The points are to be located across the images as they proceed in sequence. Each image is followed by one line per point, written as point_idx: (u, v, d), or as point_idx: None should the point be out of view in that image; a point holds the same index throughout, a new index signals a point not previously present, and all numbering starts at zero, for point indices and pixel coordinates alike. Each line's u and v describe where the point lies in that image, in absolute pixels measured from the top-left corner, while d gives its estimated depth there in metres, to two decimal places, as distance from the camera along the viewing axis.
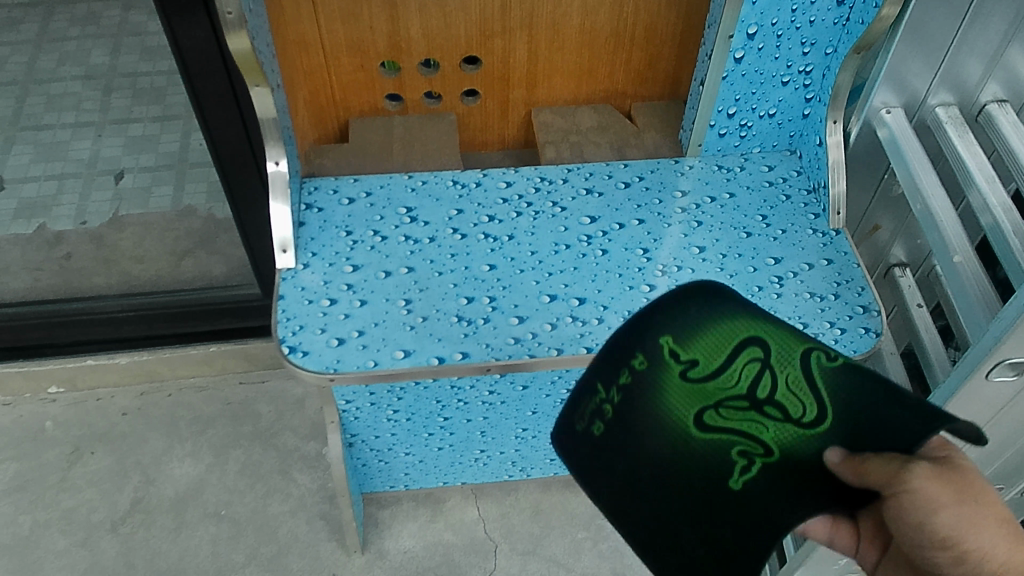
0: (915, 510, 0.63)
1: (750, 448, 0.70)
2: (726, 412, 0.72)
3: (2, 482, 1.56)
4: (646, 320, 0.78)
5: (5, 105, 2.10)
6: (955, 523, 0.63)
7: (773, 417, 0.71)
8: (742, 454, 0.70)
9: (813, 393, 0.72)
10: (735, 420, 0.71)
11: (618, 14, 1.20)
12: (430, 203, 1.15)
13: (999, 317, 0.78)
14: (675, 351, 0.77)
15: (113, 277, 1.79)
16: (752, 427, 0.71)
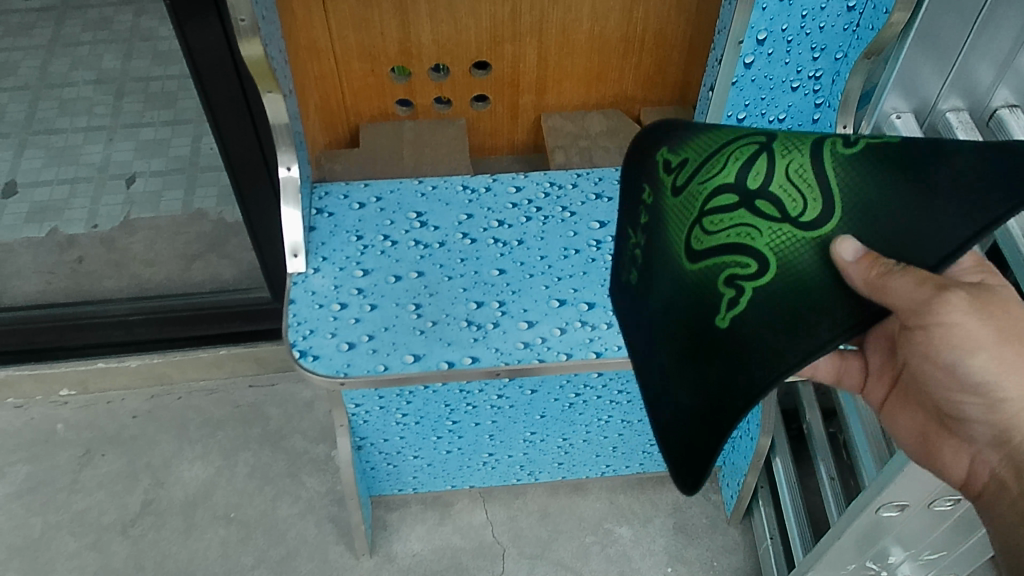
0: (953, 347, 0.68)
1: (737, 264, 0.72)
2: (716, 222, 0.74)
3: (13, 484, 1.57)
4: (657, 139, 0.82)
5: (18, 109, 2.11)
6: (987, 364, 0.67)
7: (768, 215, 0.71)
8: (728, 277, 0.73)
9: (816, 185, 0.70)
10: (726, 229, 0.73)
11: (628, 19, 1.20)
12: (440, 207, 1.15)
13: None
14: (669, 162, 0.80)
15: (124, 280, 1.80)
16: (741, 240, 0.72)
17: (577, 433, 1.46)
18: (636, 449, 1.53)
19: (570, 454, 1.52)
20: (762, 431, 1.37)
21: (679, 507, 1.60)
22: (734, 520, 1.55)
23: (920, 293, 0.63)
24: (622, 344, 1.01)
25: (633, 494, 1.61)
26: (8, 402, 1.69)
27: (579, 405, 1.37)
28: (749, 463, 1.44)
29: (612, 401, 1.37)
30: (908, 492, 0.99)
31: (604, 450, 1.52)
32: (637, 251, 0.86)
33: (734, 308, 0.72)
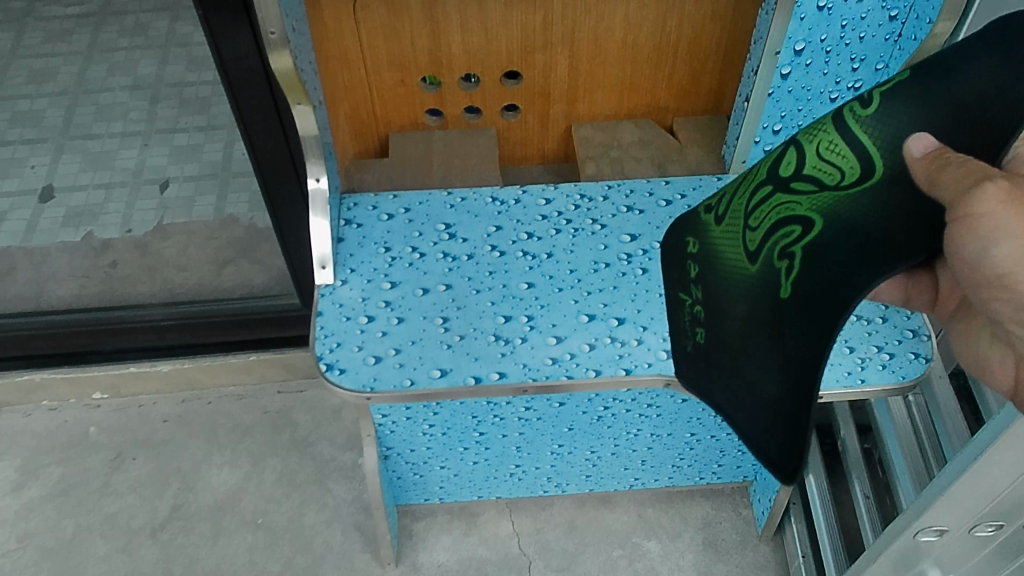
0: (974, 235, 0.56)
1: (781, 236, 0.71)
2: (760, 216, 0.74)
3: (46, 485, 1.59)
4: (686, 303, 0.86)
5: (55, 114, 2.15)
6: (1012, 255, 0.55)
7: (803, 189, 0.71)
8: (782, 250, 0.71)
9: (853, 152, 0.68)
10: (765, 219, 0.73)
11: (661, 28, 1.18)
12: (469, 219, 1.14)
13: (993, 421, 0.83)
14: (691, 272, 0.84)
15: (157, 285, 1.81)
16: (781, 215, 0.72)
17: (605, 446, 1.44)
18: (665, 463, 1.51)
19: (598, 467, 1.50)
20: None
21: (709, 522, 1.57)
22: (765, 537, 1.52)
23: (958, 181, 0.57)
24: (652, 361, 0.99)
25: (661, 508, 1.59)
26: (43, 404, 1.71)
27: (607, 419, 1.36)
28: (781, 479, 1.41)
29: (641, 415, 1.36)
30: (948, 519, 0.96)
31: (633, 463, 1.50)
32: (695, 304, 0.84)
33: (797, 275, 0.69)
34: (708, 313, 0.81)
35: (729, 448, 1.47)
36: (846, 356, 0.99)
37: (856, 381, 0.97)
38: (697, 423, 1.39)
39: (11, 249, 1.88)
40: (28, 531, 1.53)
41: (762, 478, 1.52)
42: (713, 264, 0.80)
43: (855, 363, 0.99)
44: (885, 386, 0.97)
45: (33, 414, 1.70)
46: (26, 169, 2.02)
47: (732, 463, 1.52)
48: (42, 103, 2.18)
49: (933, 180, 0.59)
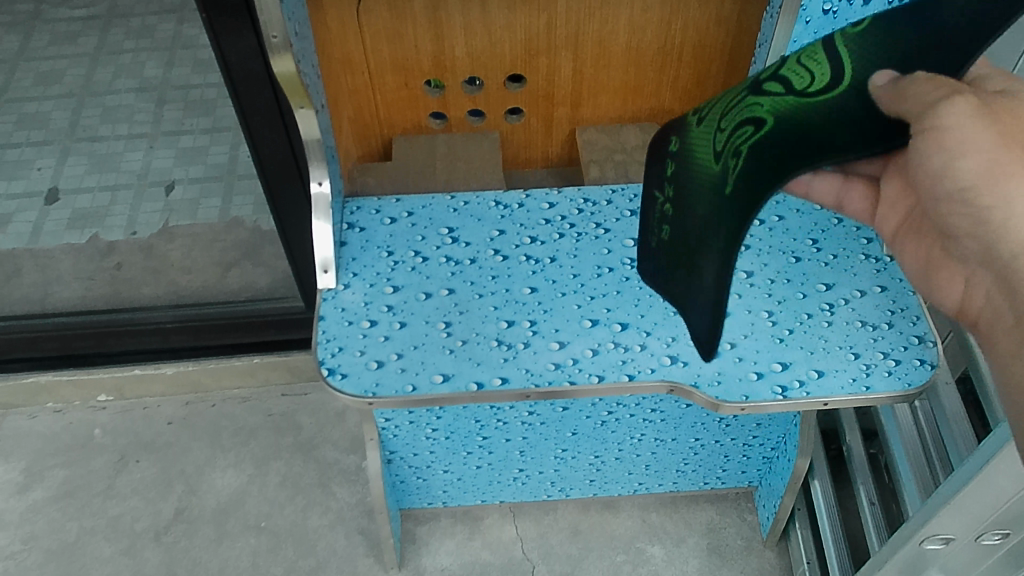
0: (939, 150, 0.58)
1: (743, 131, 0.73)
2: (729, 117, 0.76)
3: (50, 488, 1.59)
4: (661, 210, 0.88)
5: (62, 117, 2.15)
6: (977, 169, 0.57)
7: (774, 92, 0.73)
8: (739, 146, 0.73)
9: (828, 62, 0.71)
10: (734, 116, 0.76)
11: (666, 30, 1.17)
12: (472, 223, 1.14)
13: (996, 433, 0.83)
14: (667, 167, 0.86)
15: (162, 287, 1.81)
16: (747, 113, 0.74)
17: (609, 451, 1.44)
18: (670, 468, 1.50)
19: (602, 472, 1.50)
20: (800, 453, 1.33)
21: (713, 527, 1.56)
22: (769, 543, 1.51)
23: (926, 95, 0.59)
24: (656, 367, 0.99)
25: (666, 513, 1.58)
26: (48, 406, 1.71)
27: (611, 423, 1.35)
28: (786, 484, 1.40)
29: (645, 420, 1.35)
30: (954, 527, 0.95)
31: (637, 468, 1.49)
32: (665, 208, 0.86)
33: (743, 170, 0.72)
34: (674, 210, 0.84)
35: (733, 453, 1.46)
36: (851, 362, 0.98)
37: (862, 388, 0.96)
38: (701, 428, 1.38)
39: (16, 251, 1.88)
40: (32, 533, 1.53)
41: (767, 484, 1.51)
42: (686, 168, 0.81)
43: (860, 370, 0.98)
44: (890, 394, 0.96)
45: (38, 416, 1.70)
46: (32, 171, 2.03)
47: (737, 467, 1.52)
48: (48, 105, 2.19)
49: (900, 95, 0.61)
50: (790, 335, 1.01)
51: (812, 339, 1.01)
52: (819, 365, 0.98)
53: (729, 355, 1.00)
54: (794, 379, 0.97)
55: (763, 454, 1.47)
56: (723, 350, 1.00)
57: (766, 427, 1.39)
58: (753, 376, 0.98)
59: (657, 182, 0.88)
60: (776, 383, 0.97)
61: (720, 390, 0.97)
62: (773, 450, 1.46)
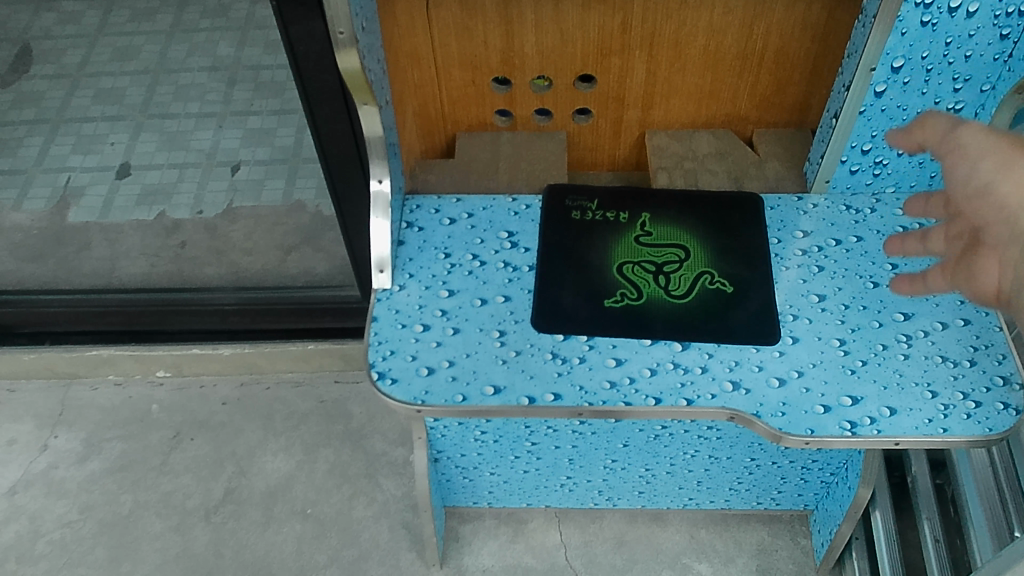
0: None
1: (663, 261, 1.07)
2: (654, 243, 1.09)
3: (107, 459, 1.63)
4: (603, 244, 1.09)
5: (136, 93, 2.19)
6: None
7: (653, 269, 1.06)
8: (655, 262, 1.07)
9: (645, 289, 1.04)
10: (659, 248, 1.08)
11: (747, 35, 1.12)
12: (532, 228, 1.11)
13: None
14: (645, 226, 1.11)
15: (223, 268, 1.83)
16: (665, 258, 1.07)
17: (661, 465, 1.40)
18: (722, 485, 1.45)
19: (652, 484, 1.46)
20: (863, 480, 1.27)
21: (765, 548, 1.51)
22: (823, 569, 1.45)
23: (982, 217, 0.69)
24: (717, 392, 0.94)
25: (715, 530, 1.53)
26: (109, 379, 1.75)
27: (664, 438, 1.31)
28: (844, 512, 1.34)
29: (700, 437, 1.31)
30: None
31: (688, 483, 1.45)
32: (604, 214, 1.12)
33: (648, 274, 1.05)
34: (626, 220, 1.11)
35: (791, 475, 1.41)
36: (927, 402, 0.92)
37: (938, 430, 0.90)
38: (758, 448, 1.33)
39: (88, 224, 1.92)
40: (89, 503, 1.57)
41: (824, 509, 1.45)
42: (620, 236, 1.10)
43: (937, 410, 0.92)
44: (968, 438, 0.90)
45: (99, 388, 1.74)
46: (105, 146, 2.07)
47: (793, 490, 1.46)
48: (124, 81, 2.23)
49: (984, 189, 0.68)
50: (863, 366, 0.95)
51: (886, 373, 0.95)
52: (892, 403, 0.93)
53: (795, 384, 0.94)
54: (865, 416, 0.92)
55: (822, 479, 1.41)
56: (790, 379, 0.95)
57: (827, 452, 1.33)
58: (820, 409, 0.92)
59: (617, 204, 1.13)
60: (846, 419, 0.92)
61: (784, 421, 0.92)
62: (833, 475, 1.40)
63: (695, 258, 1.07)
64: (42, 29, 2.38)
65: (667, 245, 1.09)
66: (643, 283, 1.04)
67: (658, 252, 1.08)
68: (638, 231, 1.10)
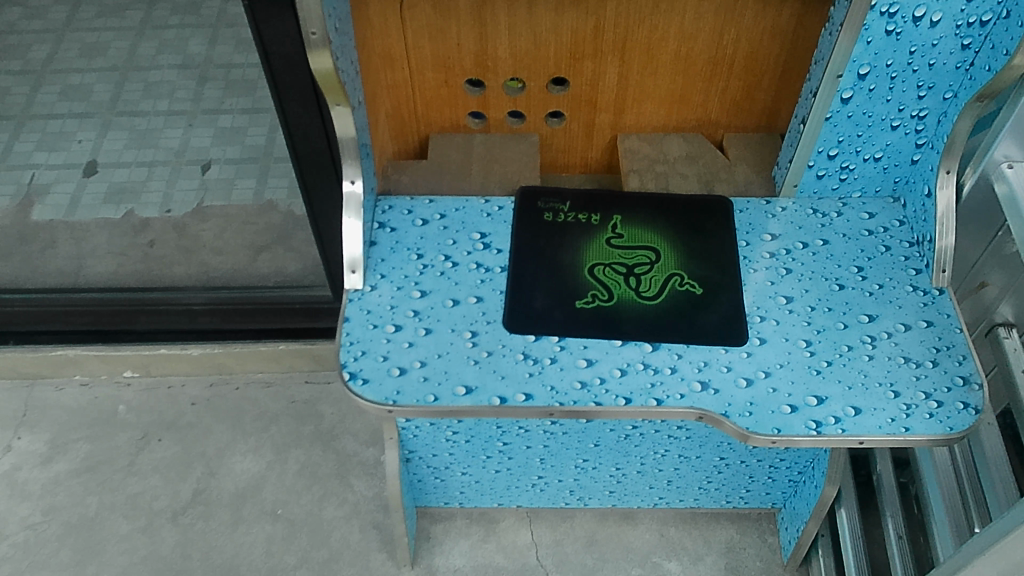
0: None
1: (634, 263, 1.08)
2: (626, 245, 1.10)
3: (73, 461, 1.61)
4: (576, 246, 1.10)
5: (104, 90, 2.16)
6: None
7: (624, 271, 1.07)
8: (626, 264, 1.08)
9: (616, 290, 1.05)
10: (630, 250, 1.09)
11: (718, 41, 1.13)
12: (505, 229, 1.12)
13: None
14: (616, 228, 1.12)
15: (192, 267, 1.81)
16: (636, 261, 1.08)
17: (631, 464, 1.41)
18: (692, 484, 1.47)
19: (622, 484, 1.47)
20: (829, 479, 1.29)
21: (733, 546, 1.53)
22: (790, 566, 1.48)
23: None
24: (686, 393, 0.96)
25: (685, 528, 1.55)
26: (74, 379, 1.72)
27: (635, 437, 1.33)
28: (811, 510, 1.36)
29: (670, 436, 1.32)
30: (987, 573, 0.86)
31: (658, 482, 1.47)
32: (576, 216, 1.13)
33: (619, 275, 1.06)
34: (597, 222, 1.12)
35: (759, 474, 1.43)
36: (890, 401, 0.95)
37: (900, 429, 0.92)
38: (727, 448, 1.35)
39: (53, 222, 1.89)
40: (53, 505, 1.55)
41: (792, 507, 1.47)
42: (592, 238, 1.11)
43: (900, 410, 0.94)
44: (929, 437, 0.92)
45: (65, 388, 1.71)
46: (72, 143, 2.04)
47: (761, 488, 1.48)
48: (91, 78, 2.20)
49: None
50: (828, 367, 0.97)
51: (851, 373, 0.97)
52: (856, 403, 0.95)
53: (762, 385, 0.96)
54: (830, 415, 0.94)
55: (789, 477, 1.44)
56: (757, 379, 0.97)
57: (794, 451, 1.36)
58: (787, 409, 0.94)
59: (588, 206, 1.14)
60: (811, 418, 0.93)
61: (751, 421, 0.93)
62: (800, 474, 1.42)
63: (665, 260, 1.09)
64: (7, 24, 2.34)
65: (638, 247, 1.10)
66: (614, 285, 1.05)
67: (629, 254, 1.09)
68: (609, 233, 1.11)
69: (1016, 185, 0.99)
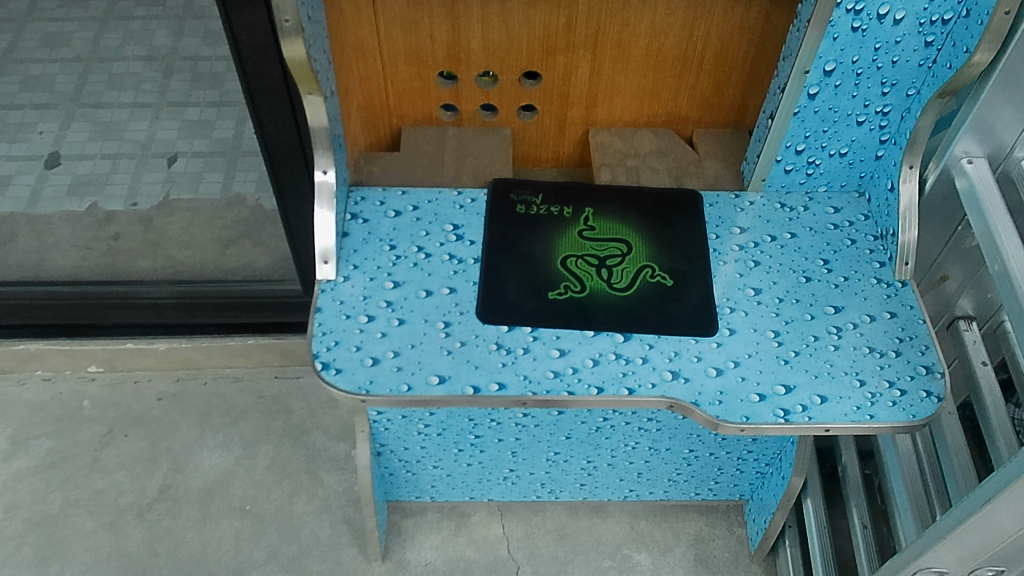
0: None
1: (607, 255, 1.09)
2: (598, 237, 1.11)
3: (35, 457, 1.57)
4: (548, 239, 1.11)
5: (67, 81, 2.12)
6: None
7: (596, 263, 1.08)
8: (598, 256, 1.09)
9: (589, 282, 1.06)
10: (603, 242, 1.10)
11: (688, 36, 1.15)
12: (478, 221, 1.12)
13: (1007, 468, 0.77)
14: (588, 221, 1.13)
15: (159, 261, 1.79)
16: (609, 253, 1.09)
17: (602, 457, 1.42)
18: (661, 476, 1.49)
19: (593, 477, 1.48)
20: (795, 470, 1.31)
21: (702, 538, 1.55)
22: (757, 557, 1.50)
23: None
24: (657, 382, 0.97)
25: (654, 521, 1.57)
26: (37, 374, 1.69)
27: (606, 430, 1.34)
28: (778, 501, 1.38)
29: (640, 428, 1.34)
30: (950, 558, 0.88)
31: (629, 475, 1.48)
32: (547, 209, 1.14)
33: (592, 267, 1.07)
34: (570, 215, 1.13)
35: (727, 466, 1.45)
36: (856, 390, 0.97)
37: (865, 417, 0.95)
38: (697, 440, 1.37)
39: (14, 215, 1.86)
40: (15, 502, 1.52)
41: (759, 498, 1.50)
42: (563, 230, 1.12)
43: (865, 398, 0.96)
44: (893, 424, 0.94)
45: (27, 383, 1.68)
46: (33, 135, 2.00)
47: (729, 480, 1.50)
48: (54, 68, 2.15)
49: None
50: (795, 357, 0.99)
51: (818, 363, 0.99)
52: (823, 391, 0.97)
53: (732, 374, 0.98)
54: (797, 403, 0.96)
55: (757, 469, 1.46)
56: (727, 369, 0.98)
57: (762, 443, 1.38)
58: (755, 398, 0.96)
59: (560, 200, 1.15)
60: (779, 406, 0.95)
61: (720, 409, 0.95)
62: (767, 466, 1.45)
63: (638, 252, 1.10)
64: None
65: (611, 239, 1.11)
66: (587, 277, 1.06)
67: (601, 246, 1.10)
68: (581, 225, 1.12)
69: (976, 181, 1.01)
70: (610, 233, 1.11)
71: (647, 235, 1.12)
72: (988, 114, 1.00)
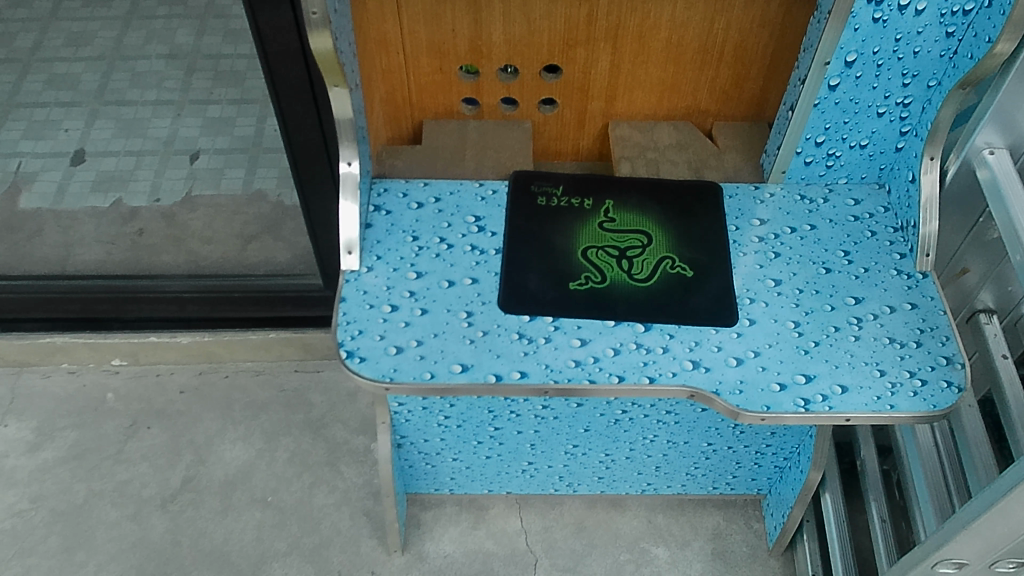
0: None
1: (627, 245, 1.10)
2: (618, 228, 1.12)
3: (61, 448, 1.60)
4: (568, 229, 1.12)
5: (91, 79, 2.15)
6: None
7: (617, 254, 1.09)
8: (619, 246, 1.10)
9: (610, 272, 1.07)
10: (622, 233, 1.11)
11: (708, 29, 1.15)
12: (499, 213, 1.13)
13: None
14: (609, 212, 1.14)
15: (181, 256, 1.81)
16: (629, 243, 1.10)
17: (620, 450, 1.43)
18: (679, 470, 1.49)
19: (611, 470, 1.49)
20: (813, 464, 1.32)
21: (720, 532, 1.55)
22: (775, 552, 1.50)
23: None
24: (677, 371, 0.97)
25: (672, 515, 1.57)
26: (62, 367, 1.72)
27: (624, 422, 1.34)
28: (797, 495, 1.38)
29: (659, 421, 1.34)
30: (970, 551, 0.88)
31: (646, 468, 1.48)
32: (564, 201, 1.15)
33: (612, 258, 1.08)
34: (591, 206, 1.14)
35: (745, 460, 1.45)
36: (876, 380, 0.97)
37: (885, 406, 0.95)
38: (715, 433, 1.37)
39: (40, 211, 1.89)
40: (41, 492, 1.54)
41: (777, 493, 1.50)
42: (584, 221, 1.12)
43: (885, 388, 0.96)
44: (913, 414, 0.94)
45: (52, 375, 1.71)
46: (58, 132, 2.03)
47: (747, 474, 1.50)
48: (78, 67, 2.19)
49: None
50: (815, 347, 1.00)
51: (838, 353, 0.99)
52: (843, 381, 0.97)
53: (752, 364, 0.98)
54: (817, 393, 0.96)
55: (775, 463, 1.46)
56: (747, 359, 0.99)
57: (781, 436, 1.38)
58: (776, 387, 0.96)
59: (581, 191, 1.16)
60: (800, 396, 0.96)
61: (741, 398, 0.95)
62: (785, 460, 1.45)
63: (658, 242, 1.11)
64: None
65: (632, 230, 1.12)
66: (607, 268, 1.07)
67: (622, 237, 1.11)
68: (602, 217, 1.13)
69: (999, 174, 1.01)
70: (630, 224, 1.12)
71: (666, 225, 1.12)
72: (1009, 105, 1.00)
